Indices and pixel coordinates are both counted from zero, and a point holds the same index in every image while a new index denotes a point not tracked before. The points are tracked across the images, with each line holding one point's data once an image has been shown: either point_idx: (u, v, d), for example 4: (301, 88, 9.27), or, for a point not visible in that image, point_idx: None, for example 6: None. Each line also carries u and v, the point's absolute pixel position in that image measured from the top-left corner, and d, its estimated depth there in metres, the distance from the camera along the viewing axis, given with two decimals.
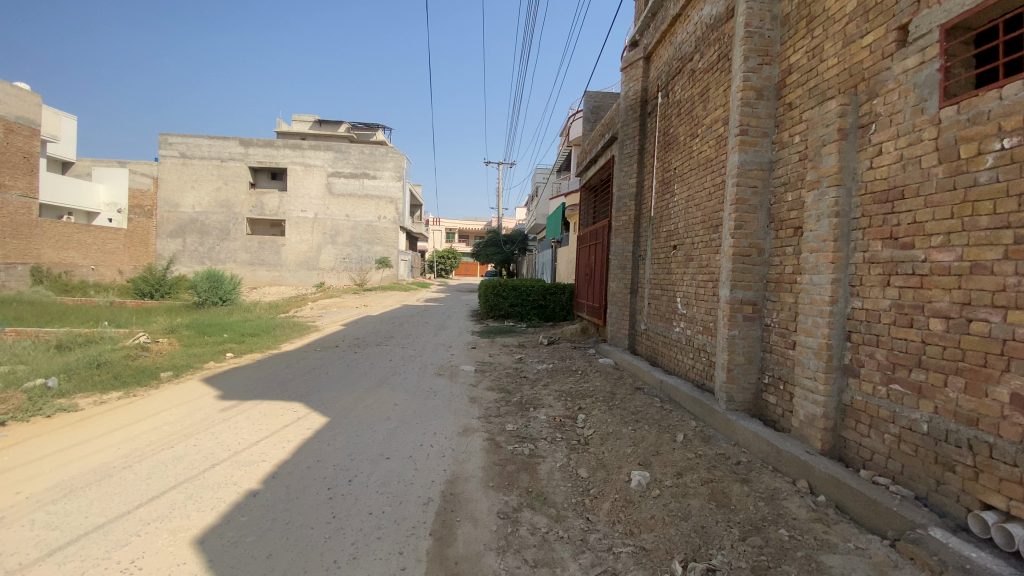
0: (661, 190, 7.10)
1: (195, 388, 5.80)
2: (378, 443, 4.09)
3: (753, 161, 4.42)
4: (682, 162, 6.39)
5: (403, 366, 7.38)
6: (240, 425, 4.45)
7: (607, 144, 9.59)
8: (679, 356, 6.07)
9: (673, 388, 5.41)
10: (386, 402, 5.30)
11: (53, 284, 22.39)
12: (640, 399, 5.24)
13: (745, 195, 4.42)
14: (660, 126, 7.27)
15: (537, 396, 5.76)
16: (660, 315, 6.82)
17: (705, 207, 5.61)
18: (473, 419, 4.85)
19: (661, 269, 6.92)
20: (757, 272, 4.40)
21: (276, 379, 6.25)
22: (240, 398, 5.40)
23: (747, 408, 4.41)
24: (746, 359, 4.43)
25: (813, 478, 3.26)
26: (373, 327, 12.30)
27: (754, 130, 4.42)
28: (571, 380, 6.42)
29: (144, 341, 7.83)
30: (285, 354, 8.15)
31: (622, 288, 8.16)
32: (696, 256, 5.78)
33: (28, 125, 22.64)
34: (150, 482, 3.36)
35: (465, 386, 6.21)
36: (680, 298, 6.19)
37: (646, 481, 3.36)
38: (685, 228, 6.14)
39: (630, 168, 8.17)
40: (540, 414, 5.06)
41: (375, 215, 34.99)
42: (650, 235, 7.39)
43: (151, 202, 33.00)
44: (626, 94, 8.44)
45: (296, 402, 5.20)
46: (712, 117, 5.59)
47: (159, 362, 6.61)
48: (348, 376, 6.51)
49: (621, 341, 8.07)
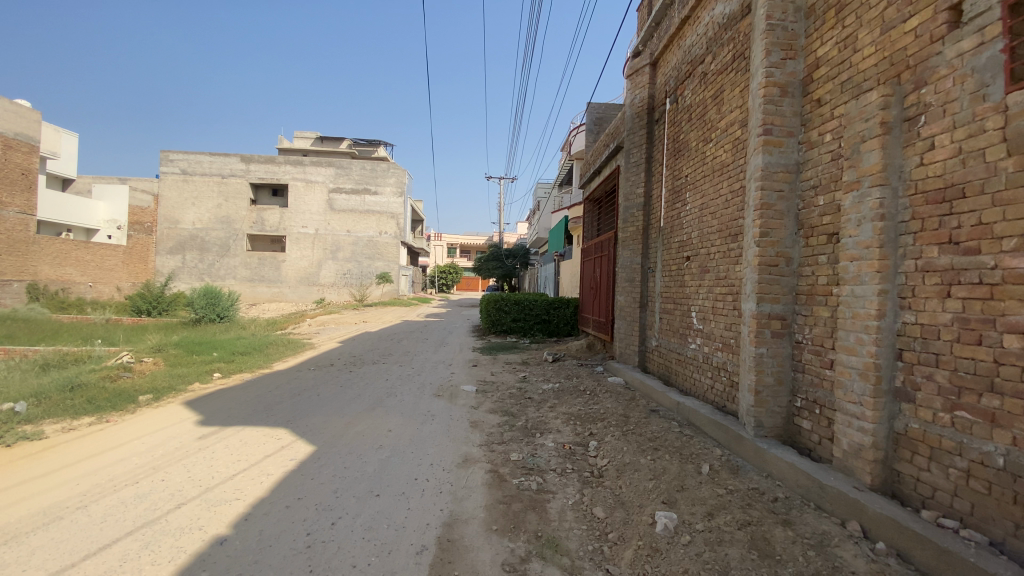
0: (672, 199, 6.75)
1: (174, 411, 5.36)
2: (367, 477, 3.66)
3: (778, 163, 4.05)
4: (694, 168, 6.05)
5: (399, 386, 6.94)
6: (216, 457, 4.01)
7: (612, 153, 9.26)
8: (696, 375, 5.65)
9: (691, 411, 4.98)
10: (379, 428, 4.87)
11: (48, 301, 22.05)
12: (656, 424, 4.80)
13: (771, 199, 4.04)
14: (669, 132, 6.94)
15: (543, 419, 5.33)
16: (674, 331, 6.42)
17: (723, 215, 5.23)
18: (474, 447, 4.42)
19: (673, 282, 6.53)
20: (785, 283, 4.01)
21: (263, 402, 5.81)
22: (221, 423, 4.96)
23: (777, 434, 3.98)
24: (775, 380, 4.02)
25: (867, 520, 2.82)
26: (371, 344, 11.87)
27: (779, 129, 4.06)
28: (579, 402, 5.98)
29: (127, 362, 7.41)
30: (275, 374, 7.70)
31: (630, 302, 7.76)
32: (713, 268, 5.39)
33: (27, 142, 22.57)
34: (104, 527, 2.92)
35: (465, 409, 5.78)
36: (696, 313, 5.79)
37: (673, 525, 2.92)
38: (700, 238, 5.76)
39: (637, 178, 7.83)
40: (548, 441, 4.62)
41: (375, 230, 34.78)
42: (660, 247, 7.03)
43: (151, 218, 32.86)
44: (632, 102, 8.12)
45: (282, 429, 4.77)
46: (727, 120, 5.25)
47: (139, 384, 6.18)
48: (340, 398, 6.07)
49: (631, 358, 7.64)
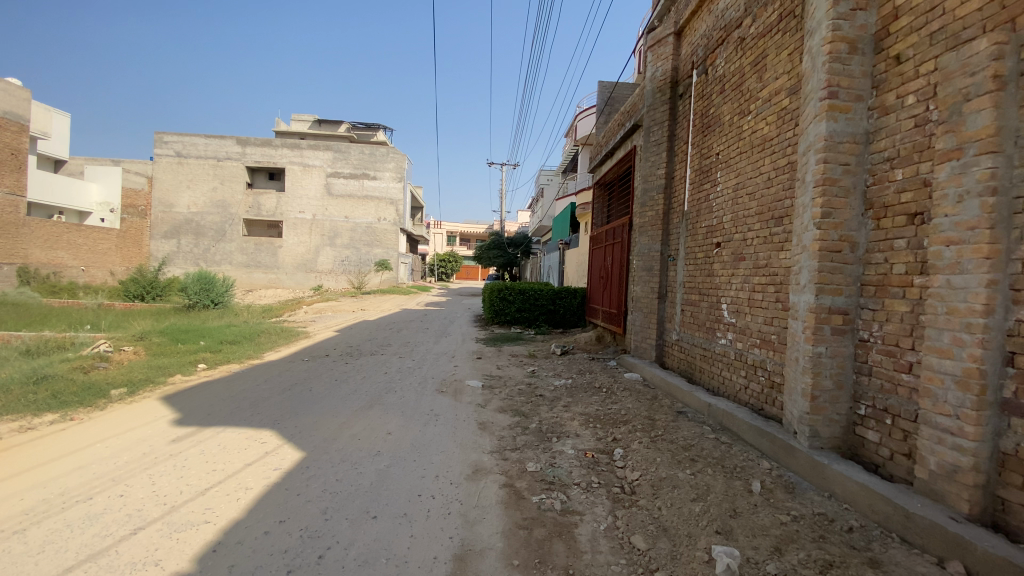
0: (698, 180, 6.17)
1: (150, 408, 4.82)
2: (363, 493, 3.13)
3: (845, 131, 3.49)
4: (726, 145, 5.49)
5: (399, 381, 6.39)
6: (188, 466, 3.47)
7: (628, 132, 8.63)
8: (727, 373, 5.13)
9: (724, 414, 4.47)
10: (377, 430, 4.33)
11: (40, 285, 21.44)
12: (687, 429, 4.28)
13: (835, 173, 3.48)
14: (697, 107, 6.34)
15: (559, 421, 4.80)
16: (699, 324, 5.88)
17: (764, 196, 4.67)
18: (485, 454, 3.89)
19: (698, 271, 5.98)
20: (849, 272, 3.46)
21: (249, 398, 5.26)
22: (199, 423, 4.41)
23: (836, 447, 3.46)
24: (835, 384, 3.48)
25: (974, 561, 2.31)
26: (369, 334, 11.31)
27: (847, 92, 3.49)
28: (596, 401, 5.45)
29: (104, 351, 6.84)
30: (265, 365, 7.16)
31: (648, 293, 7.19)
32: (750, 256, 4.85)
33: (17, 121, 21.75)
34: (40, 559, 2.38)
35: (471, 408, 5.24)
36: (726, 305, 5.25)
37: (736, 564, 2.40)
38: (733, 223, 5.20)
39: (658, 158, 7.21)
40: (567, 447, 4.09)
41: (374, 216, 34.05)
42: (683, 232, 6.46)
43: (146, 201, 32.12)
44: (653, 76, 7.48)
45: (268, 430, 4.23)
46: (771, 88, 4.67)
47: (112, 376, 5.61)
48: (334, 394, 5.53)
49: (647, 353, 7.11)
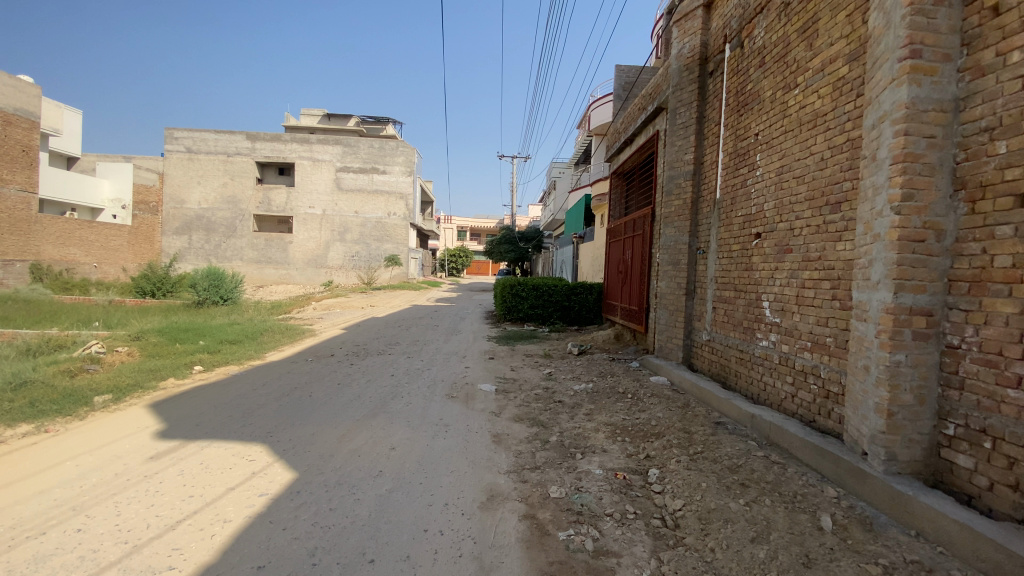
0: (733, 164, 5.60)
1: (134, 417, 4.40)
2: (359, 529, 2.66)
3: (930, 98, 2.93)
4: (767, 125, 4.93)
5: (406, 385, 5.92)
6: (162, 492, 3.03)
7: (650, 116, 8.05)
8: (771, 380, 4.61)
9: (771, 427, 3.95)
10: (380, 444, 3.86)
11: (52, 281, 21.38)
12: (731, 445, 3.77)
13: (918, 147, 2.93)
14: (731, 84, 5.76)
15: (582, 432, 4.31)
16: (734, 324, 5.34)
17: (816, 178, 4.13)
18: (502, 474, 3.41)
19: (733, 265, 5.43)
20: (935, 266, 2.91)
21: (242, 405, 4.82)
22: (184, 436, 3.98)
23: (916, 472, 2.95)
24: (916, 399, 2.94)
25: None
26: (377, 331, 10.88)
27: (933, 50, 2.92)
28: (621, 409, 4.94)
29: (96, 353, 6.46)
30: (266, 367, 6.74)
31: (674, 289, 6.65)
32: (799, 247, 4.31)
33: (28, 117, 21.57)
34: None
35: (484, 416, 4.75)
36: (768, 303, 4.71)
37: None
38: (777, 211, 4.65)
39: (686, 141, 6.63)
40: (594, 466, 3.59)
41: (384, 211, 33.69)
42: (715, 222, 5.89)
43: (156, 197, 32.05)
44: (680, 53, 6.89)
45: (258, 444, 3.78)
46: (824, 56, 4.11)
47: (99, 381, 5.20)
48: (335, 400, 5.07)
49: (673, 354, 6.57)
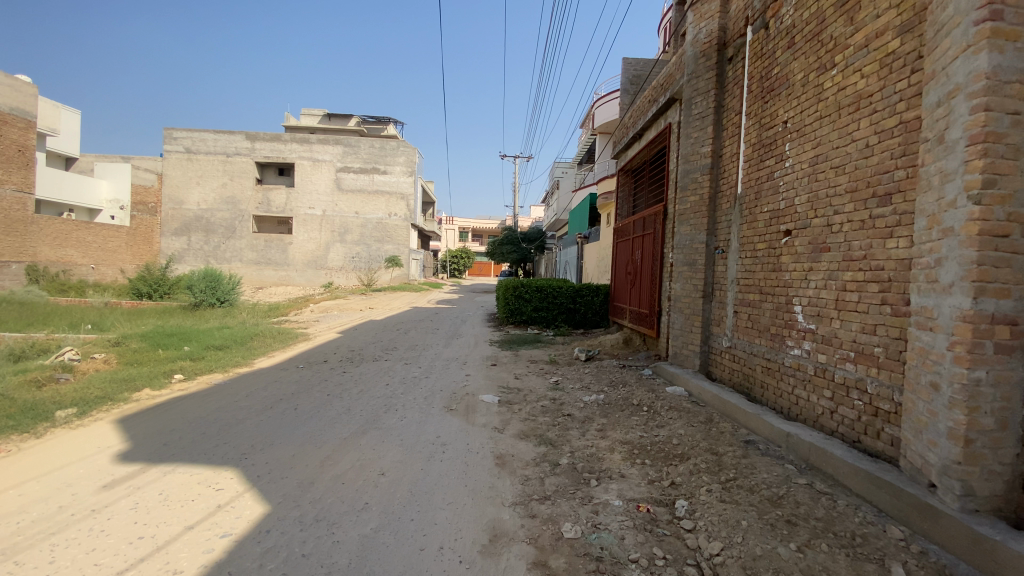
0: (757, 155, 5.14)
1: (97, 435, 3.94)
2: None
3: (1013, 67, 2.51)
4: (797, 111, 4.48)
5: (401, 396, 5.46)
6: (107, 532, 2.57)
7: (662, 108, 7.60)
8: (804, 393, 4.16)
9: (811, 448, 3.49)
10: (368, 469, 3.41)
11: (49, 283, 21.02)
12: (767, 471, 3.31)
13: (1001, 125, 2.50)
14: (754, 69, 5.30)
15: (595, 453, 3.84)
16: (759, 330, 4.88)
17: (861, 168, 3.69)
18: (507, 507, 2.95)
19: (757, 265, 4.98)
20: (1020, 265, 2.49)
21: (219, 421, 4.36)
22: (148, 457, 3.53)
23: (996, 509, 2.50)
24: (996, 423, 2.50)
25: None
26: (374, 336, 10.41)
27: (1016, 11, 2.50)
28: (637, 424, 4.48)
29: (69, 361, 6.01)
30: (252, 375, 6.29)
31: (689, 291, 6.19)
32: (838, 245, 3.86)
33: (24, 117, 21.16)
34: None
35: (486, 433, 4.30)
36: (800, 308, 4.26)
37: None
38: (811, 205, 4.21)
39: (703, 133, 6.17)
40: (612, 496, 3.13)
41: (385, 212, 33.25)
42: (736, 219, 5.44)
43: (155, 198, 31.71)
44: (695, 39, 6.43)
45: (229, 470, 3.32)
46: (868, 30, 3.69)
47: (65, 393, 4.75)
48: (322, 414, 4.62)
49: (688, 361, 6.11)
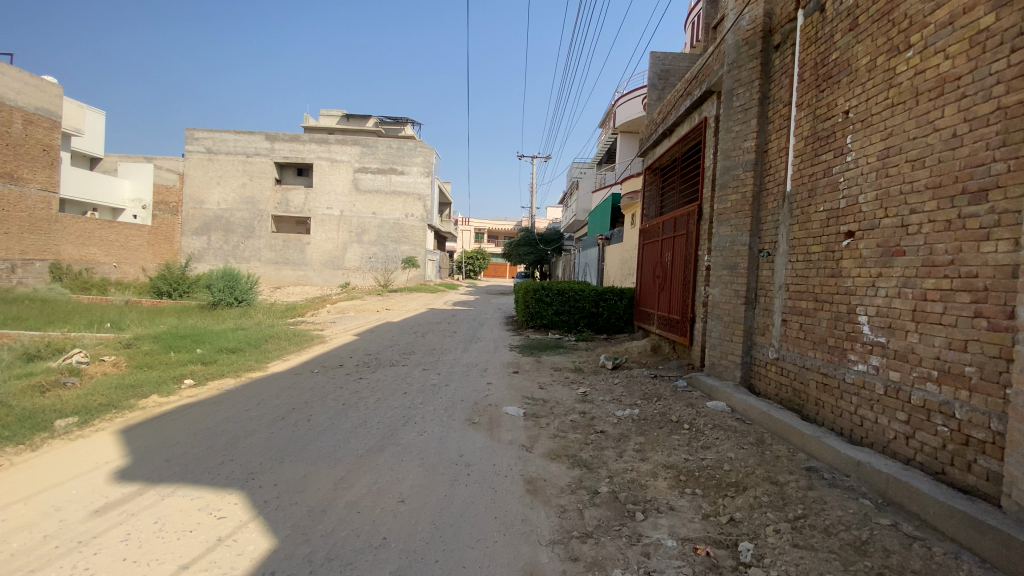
0: (810, 149, 4.69)
1: (97, 448, 3.66)
2: None
3: None
4: (862, 99, 4.03)
5: (420, 407, 5.11)
6: (91, 570, 2.25)
7: (697, 101, 7.15)
8: (872, 415, 3.70)
9: (889, 480, 3.04)
10: (386, 494, 3.06)
11: (72, 281, 21.25)
12: (841, 508, 2.88)
13: None
14: (807, 55, 4.83)
15: (637, 479, 3.45)
16: (814, 342, 4.43)
17: (947, 161, 3.23)
18: (542, 548, 2.57)
19: (812, 270, 4.52)
20: None
21: (226, 433, 4.05)
22: (148, 476, 3.23)
23: None
24: None
25: None
26: (392, 339, 10.11)
27: None
28: (680, 445, 4.07)
29: (77, 364, 5.79)
30: (266, 380, 6.02)
31: (729, 297, 5.75)
32: (915, 248, 3.41)
33: (49, 117, 21.42)
34: None
35: (514, 452, 3.92)
36: (867, 319, 3.81)
37: None
38: (880, 203, 3.75)
39: (746, 127, 5.72)
40: (663, 535, 2.73)
41: (402, 213, 33.12)
42: (786, 220, 4.98)
43: (176, 198, 32.03)
44: (737, 26, 5.98)
45: (234, 494, 2.99)
46: (954, 4, 3.24)
47: (67, 400, 4.49)
48: (337, 427, 4.29)
49: (728, 373, 5.67)
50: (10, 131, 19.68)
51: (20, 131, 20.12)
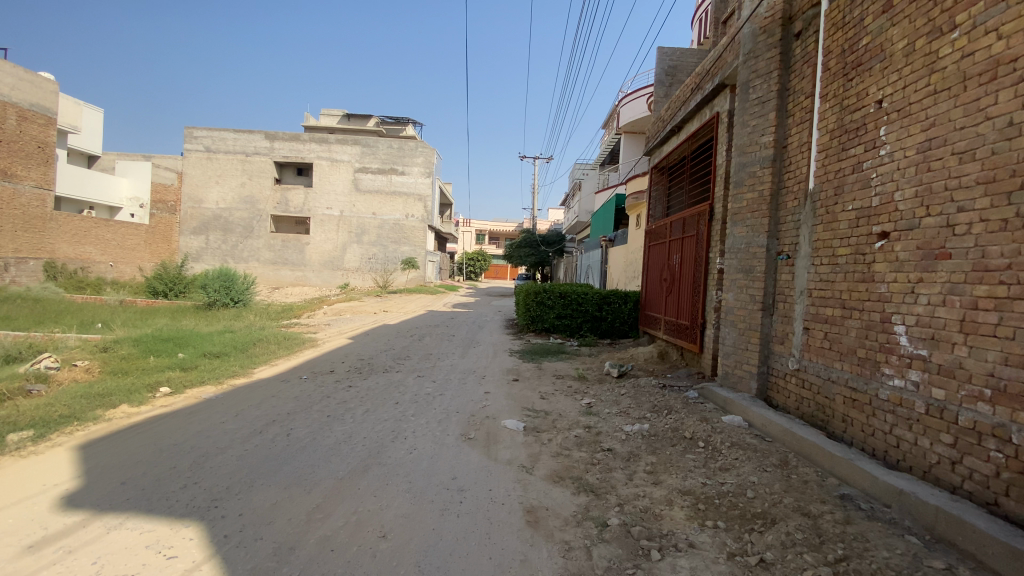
0: (836, 143, 4.32)
1: (49, 468, 3.29)
2: None
3: None
4: (898, 87, 3.66)
5: (412, 419, 4.74)
6: None
7: (709, 95, 6.79)
8: (912, 436, 3.31)
9: (939, 514, 2.66)
10: (366, 527, 2.68)
11: (66, 280, 20.91)
12: (887, 548, 2.49)
13: None
14: (833, 42, 4.46)
15: (650, 508, 3.06)
16: (841, 353, 4.05)
17: (1002, 153, 2.85)
18: None
19: (839, 274, 4.14)
20: None
21: (196, 451, 3.67)
22: (98, 502, 2.86)
23: None
24: None
25: None
26: (386, 342, 9.73)
27: None
28: (696, 466, 3.68)
29: (45, 370, 5.41)
30: (248, 388, 5.64)
31: (745, 302, 5.39)
32: (964, 251, 3.03)
33: (43, 113, 21.08)
34: None
35: (513, 473, 3.55)
36: (905, 329, 3.43)
37: None
38: (920, 200, 3.38)
39: (763, 120, 5.36)
40: None
41: (402, 214, 32.74)
42: (809, 220, 4.61)
43: (174, 197, 31.71)
44: (754, 14, 5.61)
45: (191, 527, 2.61)
46: None
47: (24, 412, 4.11)
48: (319, 444, 3.92)
49: (743, 384, 5.29)
50: (3, 127, 19.34)
51: (14, 127, 19.78)
